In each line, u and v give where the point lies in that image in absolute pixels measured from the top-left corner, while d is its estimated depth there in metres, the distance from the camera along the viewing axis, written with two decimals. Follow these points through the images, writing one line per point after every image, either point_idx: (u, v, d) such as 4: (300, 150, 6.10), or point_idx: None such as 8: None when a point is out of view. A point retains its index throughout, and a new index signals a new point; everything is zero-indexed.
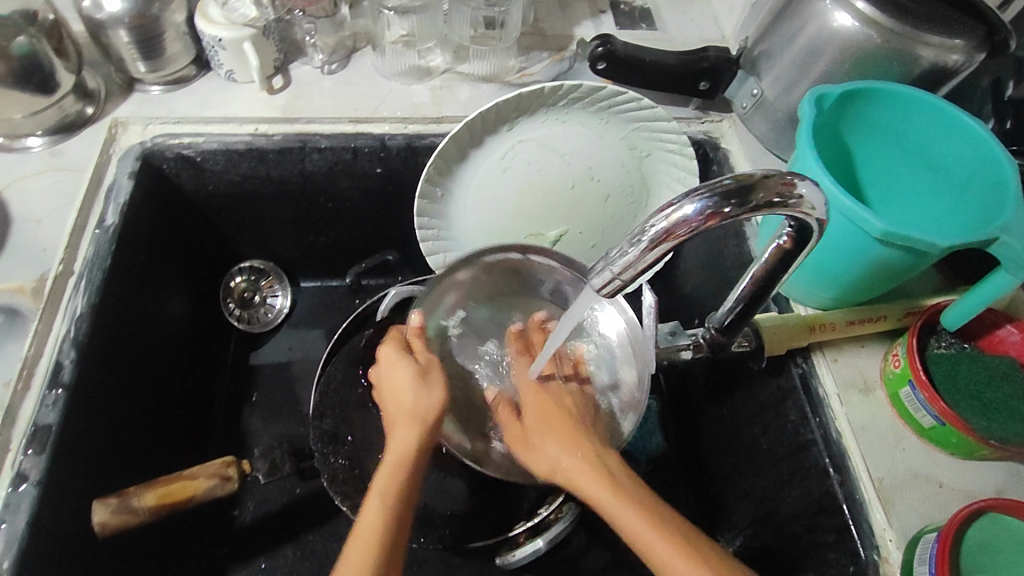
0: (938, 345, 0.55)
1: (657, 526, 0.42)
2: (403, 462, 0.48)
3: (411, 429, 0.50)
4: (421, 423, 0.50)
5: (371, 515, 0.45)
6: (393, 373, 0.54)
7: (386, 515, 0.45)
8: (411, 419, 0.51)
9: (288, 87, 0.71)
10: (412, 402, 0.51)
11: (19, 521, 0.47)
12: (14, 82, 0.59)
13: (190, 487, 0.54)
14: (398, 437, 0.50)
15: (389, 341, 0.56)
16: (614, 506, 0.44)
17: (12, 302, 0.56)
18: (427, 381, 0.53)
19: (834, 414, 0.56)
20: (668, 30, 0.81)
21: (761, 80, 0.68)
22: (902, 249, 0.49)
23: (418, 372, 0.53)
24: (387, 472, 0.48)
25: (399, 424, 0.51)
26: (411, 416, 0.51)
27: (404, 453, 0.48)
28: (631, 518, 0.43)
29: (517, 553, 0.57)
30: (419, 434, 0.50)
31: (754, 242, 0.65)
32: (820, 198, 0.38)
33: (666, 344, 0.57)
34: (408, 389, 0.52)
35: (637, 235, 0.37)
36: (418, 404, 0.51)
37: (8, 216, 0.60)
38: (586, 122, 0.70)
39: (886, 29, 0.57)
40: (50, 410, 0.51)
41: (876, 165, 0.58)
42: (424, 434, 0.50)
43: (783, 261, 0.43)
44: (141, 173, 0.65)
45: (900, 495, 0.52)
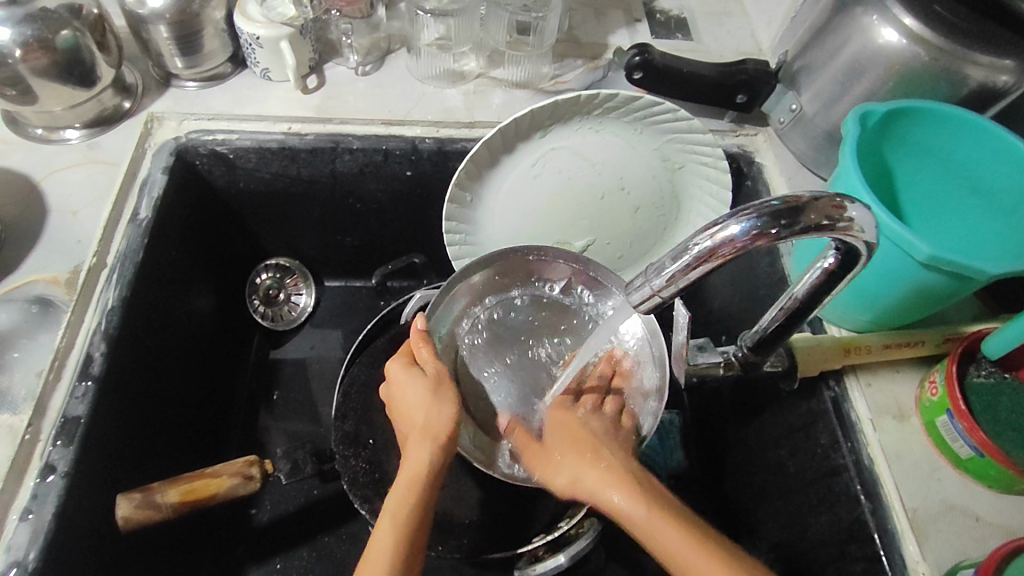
0: (978, 373, 0.53)
1: (684, 534, 0.41)
2: (415, 481, 0.47)
3: (422, 447, 0.49)
4: (433, 438, 0.49)
5: (382, 538, 0.45)
6: (404, 388, 0.53)
7: (397, 537, 0.44)
8: (421, 436, 0.49)
9: (322, 87, 0.71)
10: (424, 417, 0.50)
11: (47, 513, 0.47)
12: (57, 75, 0.59)
13: (212, 485, 0.54)
14: (411, 454, 0.49)
15: (397, 358, 0.55)
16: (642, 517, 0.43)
17: (47, 292, 0.56)
18: (439, 394, 0.51)
19: (867, 440, 0.54)
20: (704, 41, 0.80)
21: (801, 95, 0.67)
22: (947, 275, 0.48)
23: (429, 386, 0.52)
24: (401, 491, 0.47)
25: (412, 439, 0.50)
26: (421, 432, 0.49)
27: (416, 472, 0.47)
28: (658, 530, 0.42)
29: (538, 568, 0.57)
30: (430, 452, 0.48)
31: (788, 262, 0.64)
32: (870, 221, 0.37)
33: (699, 360, 0.56)
34: (421, 404, 0.51)
35: (680, 252, 0.36)
36: (429, 420, 0.50)
37: (44, 207, 0.60)
38: (620, 132, 0.69)
39: (935, 47, 0.55)
40: (80, 402, 0.51)
41: (918, 187, 0.57)
42: (436, 450, 0.48)
43: (826, 283, 0.42)
44: (175, 168, 0.66)
45: (935, 527, 0.50)
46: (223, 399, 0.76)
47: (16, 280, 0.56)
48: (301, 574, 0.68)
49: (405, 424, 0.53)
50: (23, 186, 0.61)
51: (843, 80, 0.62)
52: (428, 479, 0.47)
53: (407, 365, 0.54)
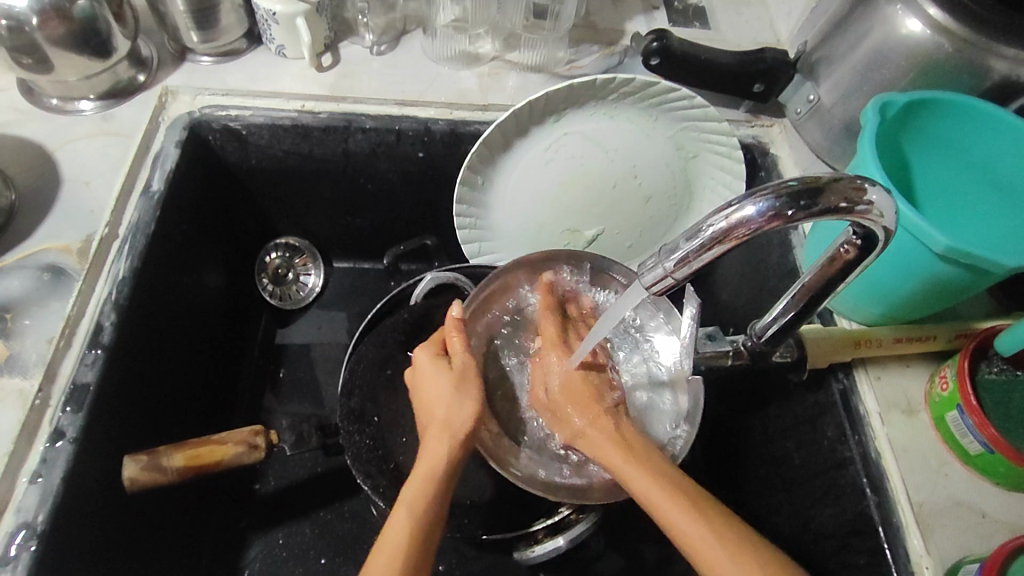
0: (989, 370, 0.52)
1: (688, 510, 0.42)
2: (436, 471, 0.46)
3: (443, 441, 0.48)
4: (456, 432, 0.48)
5: (401, 515, 0.44)
6: (431, 378, 0.53)
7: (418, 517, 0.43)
8: (442, 428, 0.49)
9: (337, 65, 0.71)
10: (448, 408, 0.50)
11: (55, 477, 0.48)
12: (73, 44, 0.59)
13: (218, 451, 0.55)
14: (432, 442, 0.48)
15: (425, 349, 0.55)
16: (657, 496, 0.43)
17: (59, 261, 0.56)
18: (466, 389, 0.51)
19: (874, 433, 0.54)
20: (722, 30, 0.79)
21: (819, 86, 0.66)
22: (964, 268, 0.47)
23: (456, 377, 0.51)
24: (423, 475, 0.46)
25: (432, 429, 0.49)
26: (444, 422, 0.49)
27: (435, 463, 0.47)
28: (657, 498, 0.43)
29: (537, 550, 0.57)
30: (452, 446, 0.48)
31: (800, 255, 0.63)
32: (889, 206, 0.36)
33: (710, 350, 0.55)
34: (444, 395, 0.51)
35: (695, 232, 0.36)
36: (451, 414, 0.49)
37: (58, 176, 0.61)
38: (634, 118, 0.68)
39: (959, 38, 0.54)
40: (89, 369, 0.52)
41: (935, 181, 0.56)
42: (456, 445, 0.48)
43: (841, 271, 0.42)
44: (187, 143, 0.66)
45: (940, 522, 0.50)
46: (230, 376, 0.77)
47: (28, 248, 0.57)
48: (303, 551, 0.69)
49: (425, 417, 0.52)
50: (36, 156, 0.61)
51: (862, 71, 0.61)
52: (448, 469, 0.47)
53: (435, 357, 0.54)
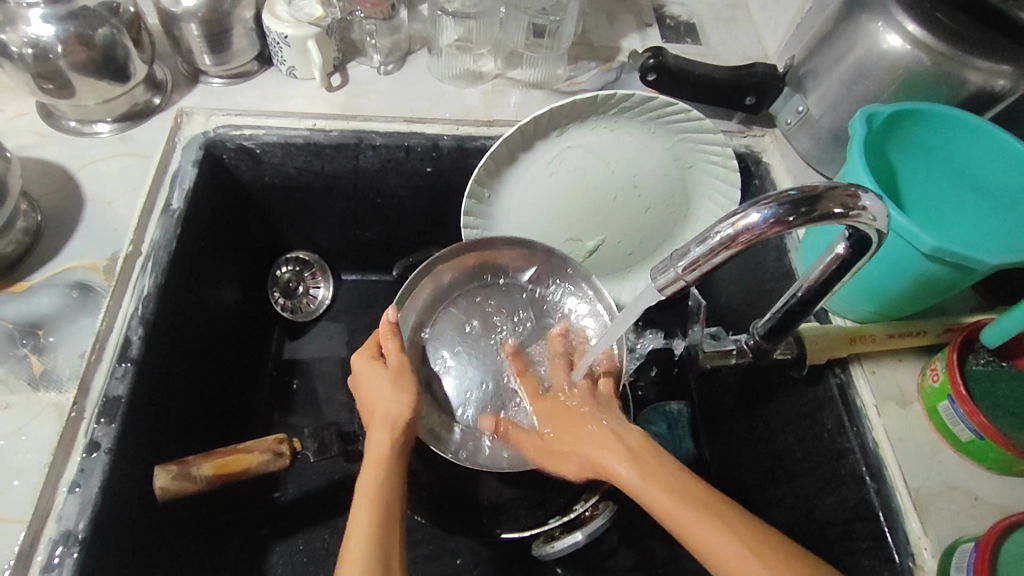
0: (976, 361, 0.56)
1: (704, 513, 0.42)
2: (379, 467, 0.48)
3: (384, 434, 0.50)
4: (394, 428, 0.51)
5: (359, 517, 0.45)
6: (370, 381, 0.54)
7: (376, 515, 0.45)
8: (385, 424, 0.51)
9: (346, 85, 0.74)
10: (386, 403, 0.52)
11: (93, 486, 0.50)
12: (94, 69, 0.61)
13: (246, 459, 0.56)
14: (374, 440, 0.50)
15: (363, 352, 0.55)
16: (673, 507, 0.43)
17: (85, 278, 0.58)
18: (402, 384, 0.53)
19: (872, 424, 0.57)
20: (712, 45, 0.83)
21: (808, 98, 0.70)
22: (949, 267, 0.51)
23: (393, 378, 0.53)
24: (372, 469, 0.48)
25: (372, 427, 0.51)
26: (385, 420, 0.51)
27: (378, 457, 0.49)
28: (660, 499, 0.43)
29: (556, 545, 0.58)
30: (392, 437, 0.50)
31: (795, 258, 0.67)
32: (881, 211, 0.39)
33: (711, 348, 0.59)
34: (382, 393, 0.52)
35: (704, 237, 0.39)
36: (387, 409, 0.51)
37: (81, 197, 0.62)
38: (634, 131, 0.71)
39: (937, 52, 0.58)
40: (120, 382, 0.53)
41: (919, 184, 0.60)
42: (396, 435, 0.50)
43: (837, 271, 0.45)
44: (204, 162, 0.68)
45: (937, 505, 0.53)
46: (247, 388, 0.78)
47: (55, 266, 0.58)
48: (323, 557, 0.70)
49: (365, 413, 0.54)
50: (58, 177, 0.63)
51: (848, 83, 0.65)
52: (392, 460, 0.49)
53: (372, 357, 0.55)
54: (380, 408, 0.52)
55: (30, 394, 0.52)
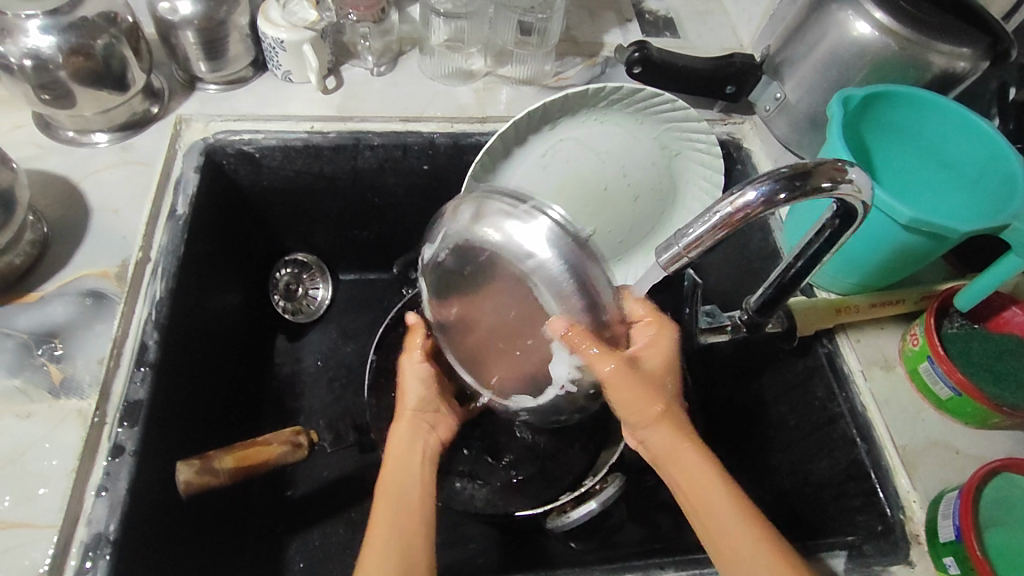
0: (951, 325, 0.60)
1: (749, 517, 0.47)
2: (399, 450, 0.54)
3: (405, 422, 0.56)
4: (420, 429, 0.56)
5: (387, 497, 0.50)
6: (410, 384, 0.57)
7: (398, 494, 0.50)
8: (409, 426, 0.56)
9: (341, 87, 0.75)
10: (414, 402, 0.57)
11: (120, 488, 0.51)
12: (94, 79, 0.62)
13: (265, 451, 0.58)
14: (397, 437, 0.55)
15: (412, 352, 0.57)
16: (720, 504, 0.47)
17: (97, 285, 0.59)
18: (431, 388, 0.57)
19: (859, 388, 0.61)
20: (690, 38, 0.87)
21: (784, 85, 0.73)
22: (925, 236, 0.55)
23: (427, 380, 0.57)
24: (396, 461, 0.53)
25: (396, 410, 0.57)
26: (413, 422, 0.56)
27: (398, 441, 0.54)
28: (723, 509, 0.47)
29: (570, 516, 0.61)
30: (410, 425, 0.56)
31: (779, 237, 0.70)
32: (865, 182, 0.43)
33: (706, 326, 0.63)
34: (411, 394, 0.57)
35: (702, 217, 0.42)
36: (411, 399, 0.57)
37: (86, 206, 0.63)
38: (622, 123, 0.75)
39: (903, 38, 0.62)
40: (140, 386, 0.55)
41: (892, 163, 0.64)
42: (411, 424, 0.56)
43: (826, 243, 0.48)
44: (205, 168, 0.69)
45: (923, 461, 0.57)
46: (254, 389, 0.79)
47: (65, 275, 0.59)
48: (339, 549, 0.72)
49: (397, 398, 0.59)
50: (61, 188, 0.64)
51: (822, 69, 0.69)
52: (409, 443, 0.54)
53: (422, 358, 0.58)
54: (406, 411, 0.56)
55: (51, 402, 0.52)
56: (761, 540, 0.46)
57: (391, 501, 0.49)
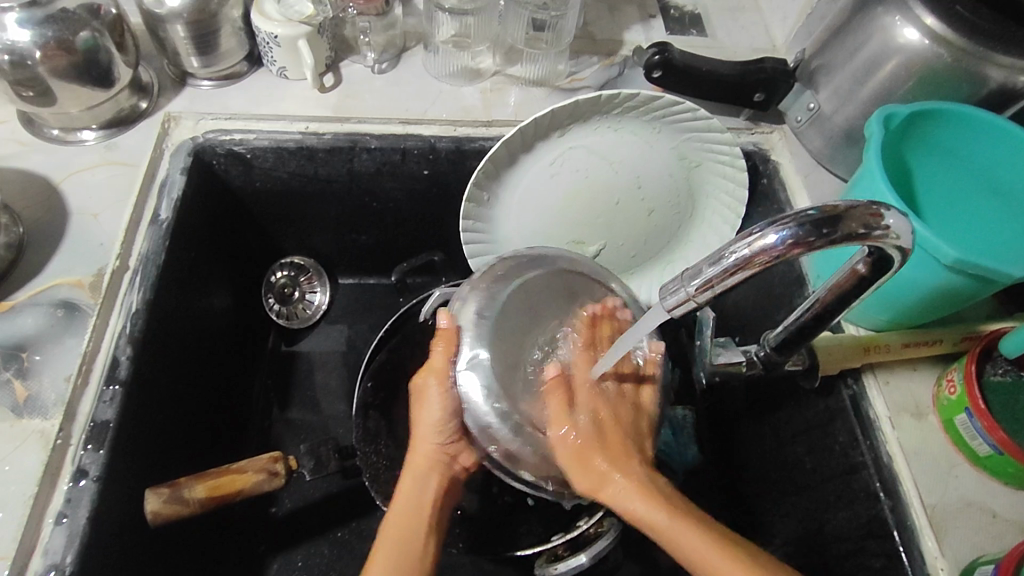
0: (994, 372, 0.54)
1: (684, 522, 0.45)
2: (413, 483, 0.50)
3: (422, 454, 0.51)
4: (435, 465, 0.51)
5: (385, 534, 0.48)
6: (427, 417, 0.51)
7: (393, 535, 0.47)
8: (422, 463, 0.51)
9: (339, 85, 0.71)
10: (433, 436, 0.51)
11: (81, 517, 0.48)
12: (75, 75, 0.59)
13: (240, 481, 0.54)
14: (409, 473, 0.51)
15: (433, 377, 0.50)
16: (660, 523, 0.45)
17: (71, 295, 0.56)
18: (453, 421, 0.50)
19: (886, 437, 0.55)
20: (719, 37, 0.80)
21: (819, 94, 0.67)
22: (969, 278, 0.49)
23: (441, 420, 0.50)
24: (403, 501, 0.49)
25: (415, 432, 0.51)
26: (430, 457, 0.51)
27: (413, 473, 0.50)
28: (663, 526, 0.45)
29: (560, 565, 0.55)
30: (426, 458, 0.51)
31: (805, 259, 0.64)
32: (906, 229, 0.37)
33: (721, 360, 0.56)
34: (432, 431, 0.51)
35: (717, 258, 0.37)
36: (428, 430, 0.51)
37: (66, 209, 0.60)
38: (639, 131, 0.68)
39: (958, 48, 0.55)
40: (108, 406, 0.52)
41: (937, 187, 0.57)
42: (431, 454, 0.51)
43: (855, 289, 0.43)
44: (192, 169, 0.65)
45: (954, 524, 0.52)
46: (241, 399, 0.76)
47: (39, 283, 0.56)
48: (324, 570, 0.69)
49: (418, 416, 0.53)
50: (41, 189, 0.61)
51: (862, 79, 0.62)
52: (426, 473, 0.50)
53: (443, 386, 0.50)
54: (425, 445, 0.51)
55: (13, 422, 0.50)
56: (716, 550, 0.43)
57: (389, 544, 0.47)
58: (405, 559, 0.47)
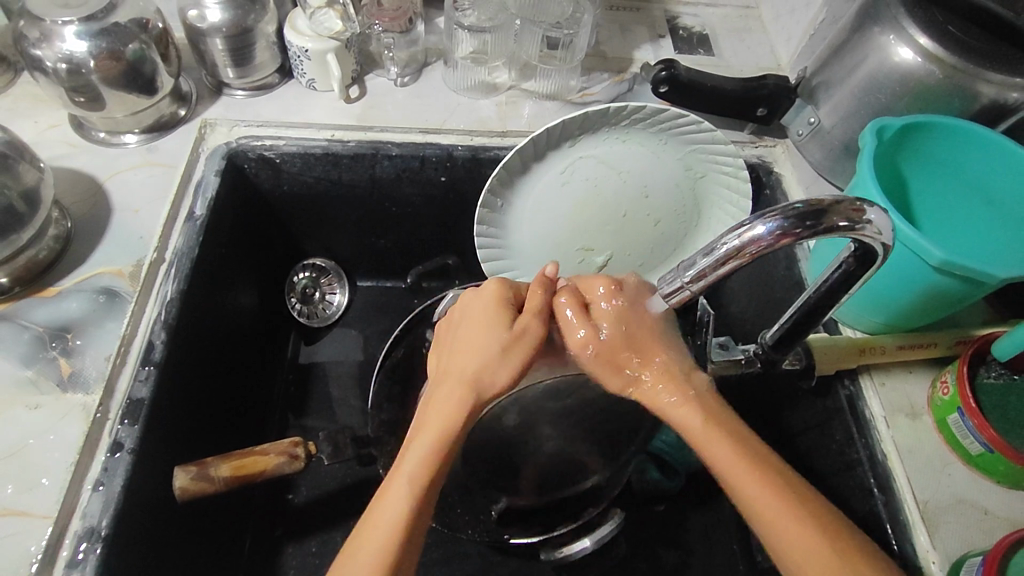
0: (988, 374, 0.55)
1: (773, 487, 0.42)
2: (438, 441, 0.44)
3: (464, 395, 0.45)
4: (494, 386, 0.46)
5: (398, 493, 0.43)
6: (481, 325, 0.48)
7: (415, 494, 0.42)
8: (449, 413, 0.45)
9: (364, 97, 0.76)
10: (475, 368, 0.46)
11: (115, 485, 0.51)
12: (124, 83, 0.64)
13: (261, 462, 0.57)
14: (447, 388, 0.46)
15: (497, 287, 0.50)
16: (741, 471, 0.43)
17: (112, 283, 0.60)
18: (513, 337, 0.47)
19: (880, 435, 0.57)
20: (725, 56, 0.84)
21: (819, 110, 0.70)
22: (958, 279, 0.51)
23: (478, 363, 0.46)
24: (425, 441, 0.44)
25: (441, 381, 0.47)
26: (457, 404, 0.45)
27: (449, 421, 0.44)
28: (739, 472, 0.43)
29: (567, 549, 0.62)
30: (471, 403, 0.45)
31: (805, 264, 0.67)
32: (886, 224, 0.40)
33: (721, 359, 0.58)
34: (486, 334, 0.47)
35: (710, 249, 0.39)
36: (484, 372, 0.46)
37: (110, 206, 0.65)
38: (645, 142, 0.72)
39: (949, 65, 0.58)
40: (143, 385, 0.55)
41: (929, 197, 0.60)
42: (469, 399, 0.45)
43: (845, 284, 0.46)
44: (225, 171, 0.70)
45: (945, 519, 0.53)
46: (264, 390, 0.80)
47: (84, 272, 0.61)
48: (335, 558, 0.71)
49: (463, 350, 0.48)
50: (87, 186, 0.66)
51: (860, 95, 0.65)
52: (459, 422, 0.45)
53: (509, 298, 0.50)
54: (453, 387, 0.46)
55: (59, 395, 0.54)
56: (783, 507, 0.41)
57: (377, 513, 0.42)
58: (416, 502, 0.42)
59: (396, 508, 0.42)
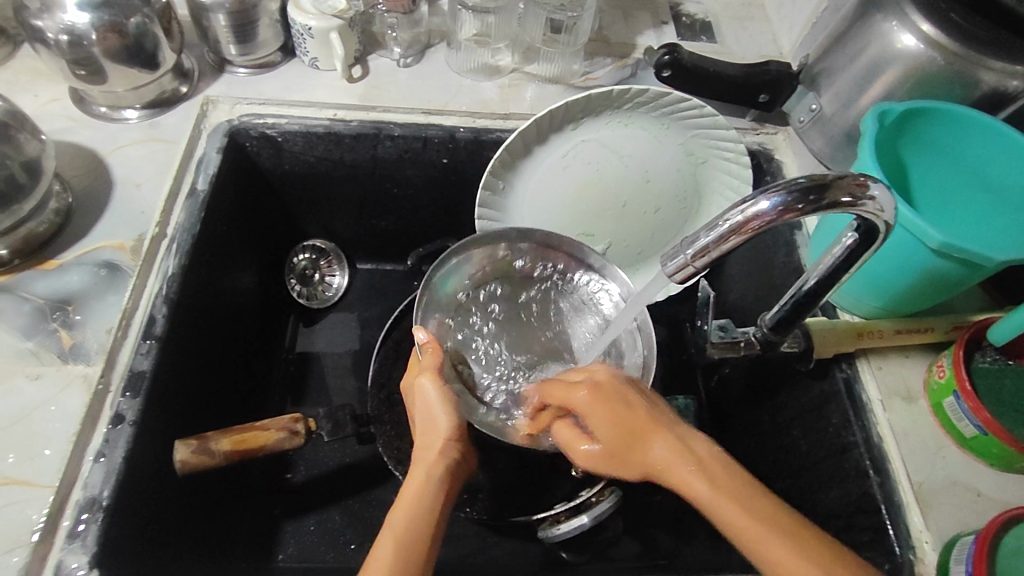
0: (983, 359, 0.56)
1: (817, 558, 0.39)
2: (418, 506, 0.45)
3: (430, 461, 0.48)
4: (460, 444, 0.49)
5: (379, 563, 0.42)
6: (426, 403, 0.51)
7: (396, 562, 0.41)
8: (435, 462, 0.48)
9: (367, 77, 0.75)
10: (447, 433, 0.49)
11: (116, 457, 0.51)
12: (125, 56, 0.63)
13: (262, 437, 0.57)
14: (421, 465, 0.48)
15: (426, 377, 0.51)
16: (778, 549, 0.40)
17: (114, 257, 0.60)
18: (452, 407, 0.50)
19: (877, 418, 0.58)
20: (728, 44, 0.84)
21: (820, 96, 0.70)
22: (957, 261, 0.51)
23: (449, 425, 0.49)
24: (416, 492, 0.46)
25: (413, 456, 0.49)
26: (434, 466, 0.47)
27: (418, 495, 0.45)
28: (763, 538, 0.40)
29: (563, 526, 0.58)
30: (437, 466, 0.47)
31: (805, 252, 0.67)
32: (888, 201, 0.41)
33: (720, 341, 0.60)
34: (435, 414, 0.50)
35: (713, 225, 0.39)
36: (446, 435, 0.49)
37: (111, 180, 0.65)
38: (647, 126, 0.73)
39: (950, 52, 0.58)
40: (144, 358, 0.55)
41: (928, 184, 0.61)
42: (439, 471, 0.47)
43: (844, 262, 0.46)
44: (227, 149, 0.69)
45: (938, 500, 0.54)
46: (263, 370, 0.80)
47: (85, 246, 0.60)
48: (333, 537, 0.71)
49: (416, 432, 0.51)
50: (89, 160, 0.66)
51: (862, 81, 0.65)
52: (431, 492, 0.46)
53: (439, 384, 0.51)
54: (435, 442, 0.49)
55: (59, 366, 0.54)
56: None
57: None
58: (411, 552, 0.42)
59: (384, 553, 0.42)
